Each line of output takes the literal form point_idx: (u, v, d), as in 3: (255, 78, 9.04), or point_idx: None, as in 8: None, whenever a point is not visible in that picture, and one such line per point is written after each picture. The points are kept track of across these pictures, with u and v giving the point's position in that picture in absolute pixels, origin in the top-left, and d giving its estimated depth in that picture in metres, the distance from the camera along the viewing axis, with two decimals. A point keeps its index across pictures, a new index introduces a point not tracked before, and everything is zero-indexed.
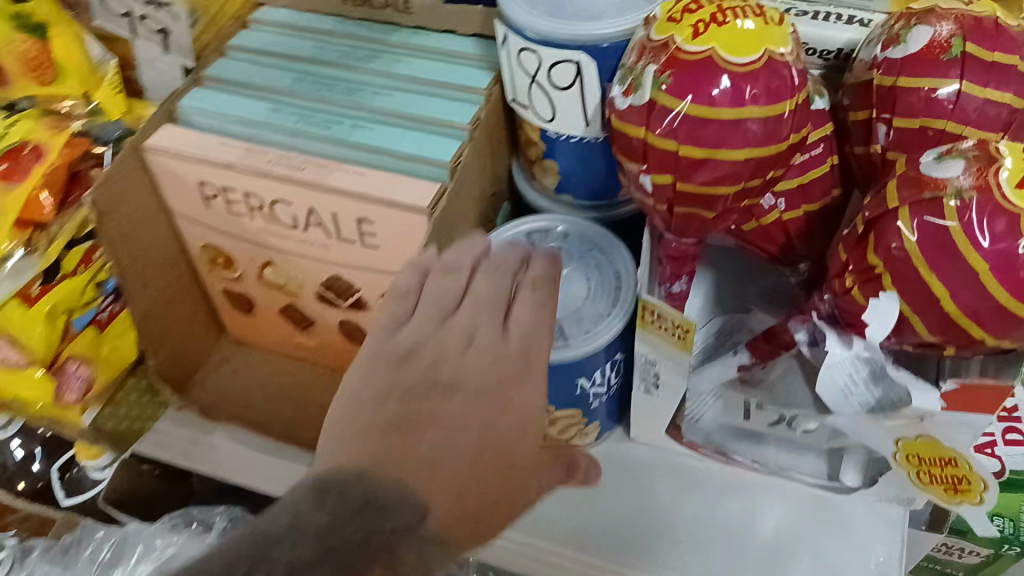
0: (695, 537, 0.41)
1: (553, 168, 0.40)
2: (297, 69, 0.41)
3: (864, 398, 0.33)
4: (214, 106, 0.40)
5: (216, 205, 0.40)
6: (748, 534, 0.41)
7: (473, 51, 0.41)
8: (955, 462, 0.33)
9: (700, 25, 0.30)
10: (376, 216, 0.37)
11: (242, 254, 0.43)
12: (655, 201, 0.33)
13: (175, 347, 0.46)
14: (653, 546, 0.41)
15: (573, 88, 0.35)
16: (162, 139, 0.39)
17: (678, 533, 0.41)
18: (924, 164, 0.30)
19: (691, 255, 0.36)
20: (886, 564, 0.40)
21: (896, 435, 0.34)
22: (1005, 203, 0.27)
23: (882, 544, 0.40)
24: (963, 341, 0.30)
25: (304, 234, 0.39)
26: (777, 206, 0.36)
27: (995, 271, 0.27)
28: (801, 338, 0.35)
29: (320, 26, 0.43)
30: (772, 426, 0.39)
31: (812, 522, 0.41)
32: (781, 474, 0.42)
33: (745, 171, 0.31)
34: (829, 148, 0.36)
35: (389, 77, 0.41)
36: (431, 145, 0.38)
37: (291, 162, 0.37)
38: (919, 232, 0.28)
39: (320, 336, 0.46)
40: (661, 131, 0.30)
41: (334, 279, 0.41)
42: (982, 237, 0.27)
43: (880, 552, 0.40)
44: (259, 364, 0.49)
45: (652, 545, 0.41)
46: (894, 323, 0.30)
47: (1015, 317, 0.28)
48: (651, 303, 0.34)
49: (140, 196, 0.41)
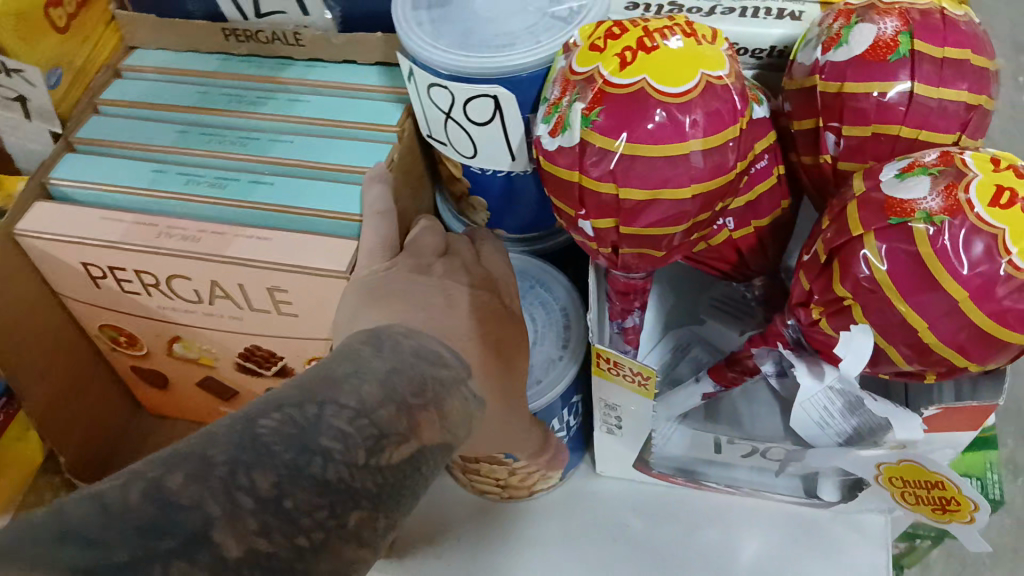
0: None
1: (481, 204, 0.38)
2: (185, 123, 0.38)
3: (842, 428, 0.30)
4: (90, 173, 0.36)
5: (107, 284, 0.36)
6: (728, 566, 0.39)
7: (377, 82, 0.38)
8: (945, 486, 0.30)
9: (627, 53, 0.27)
10: (288, 284, 0.33)
11: (144, 331, 0.38)
12: (598, 244, 0.30)
13: (87, 436, 0.42)
14: None
15: (493, 122, 0.32)
16: (36, 218, 0.35)
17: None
18: (883, 182, 0.27)
19: (642, 289, 0.33)
20: None
21: (877, 461, 0.31)
22: (981, 224, 0.25)
23: (865, 557, 0.38)
24: (945, 369, 0.27)
25: (212, 307, 0.35)
26: (726, 226, 0.34)
27: (975, 299, 0.25)
28: (768, 370, 0.33)
29: (202, 66, 0.40)
30: (745, 458, 0.37)
31: (793, 543, 0.39)
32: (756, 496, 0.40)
33: (693, 209, 0.28)
34: (774, 158, 0.34)
35: (287, 123, 0.37)
36: (340, 194, 0.34)
37: (186, 232, 0.34)
38: (888, 261, 0.26)
39: (248, 406, 0.42)
40: (596, 174, 0.27)
41: (252, 349, 0.37)
42: (958, 263, 0.25)
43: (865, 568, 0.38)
44: (184, 440, 0.45)
45: None
46: (869, 356, 0.28)
47: (1000, 342, 0.25)
48: (606, 351, 0.31)
49: (22, 285, 0.36)
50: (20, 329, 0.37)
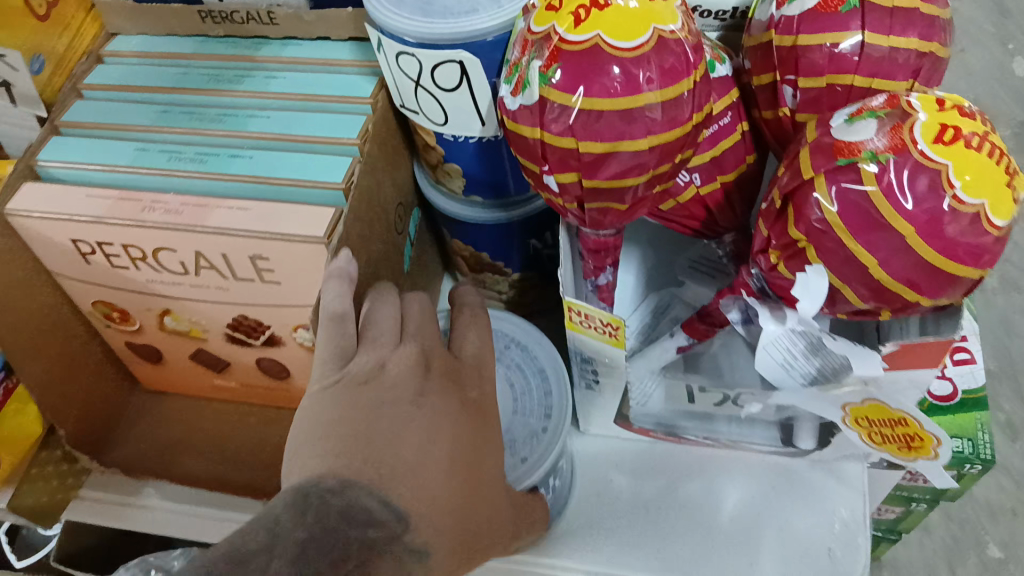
0: (659, 526, 0.39)
1: (456, 171, 0.39)
2: (165, 103, 0.40)
3: (805, 371, 0.31)
4: (73, 154, 0.37)
5: (96, 260, 0.37)
6: (710, 512, 0.40)
7: (350, 56, 0.40)
8: (906, 423, 0.31)
9: (581, 10, 0.28)
10: (270, 251, 0.34)
11: (135, 306, 0.40)
12: (564, 199, 0.31)
13: (86, 412, 0.44)
14: (620, 540, 0.39)
15: (460, 88, 0.33)
16: (26, 197, 0.36)
17: (641, 525, 0.40)
18: (833, 128, 0.28)
19: (613, 246, 0.34)
20: (850, 521, 0.38)
21: (842, 401, 0.32)
22: (925, 159, 0.26)
23: (842, 502, 0.39)
24: (899, 306, 0.28)
25: (198, 278, 0.37)
26: (693, 182, 0.35)
27: (921, 235, 0.25)
28: (734, 318, 0.33)
29: (181, 48, 0.42)
30: (718, 407, 0.38)
31: (771, 490, 0.40)
32: (736, 447, 0.40)
33: (650, 161, 0.29)
34: (736, 116, 0.35)
35: (264, 98, 0.39)
36: (318, 166, 0.36)
37: (169, 206, 0.35)
38: (837, 202, 0.27)
39: (240, 378, 0.43)
40: (555, 129, 0.28)
41: (240, 320, 0.39)
42: (904, 200, 0.25)
43: (841, 510, 0.38)
44: (180, 416, 0.46)
45: (617, 539, 0.39)
46: (824, 297, 0.28)
47: (950, 278, 0.26)
48: (576, 305, 0.32)
49: (12, 266, 0.37)
50: (14, 306, 0.38)
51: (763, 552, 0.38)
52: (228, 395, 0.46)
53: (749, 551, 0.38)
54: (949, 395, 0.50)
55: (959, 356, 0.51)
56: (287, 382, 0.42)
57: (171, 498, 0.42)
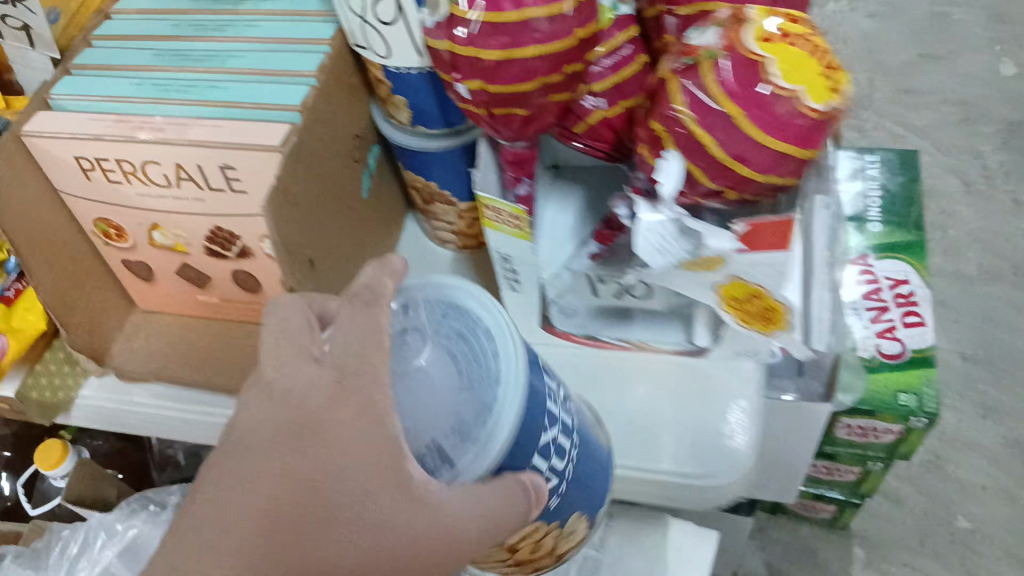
0: None
1: (402, 103, 0.45)
2: (159, 47, 0.46)
3: (678, 253, 0.36)
4: (80, 89, 0.44)
5: (95, 176, 0.44)
6: (619, 406, 0.46)
7: (317, 9, 0.46)
8: (763, 297, 0.37)
9: None
10: (237, 162, 0.40)
11: (129, 222, 0.46)
12: (475, 106, 0.37)
13: (86, 322, 0.50)
14: None
15: (396, 23, 0.39)
16: (39, 122, 0.43)
17: None
18: (691, 35, 0.34)
19: (528, 158, 0.40)
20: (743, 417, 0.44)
21: (711, 280, 0.37)
22: (751, 54, 0.31)
23: (736, 396, 0.45)
24: (744, 184, 0.33)
25: (179, 190, 0.43)
26: (598, 106, 0.40)
27: (750, 113, 0.31)
28: (624, 213, 0.39)
29: (176, 5, 0.48)
30: (618, 299, 0.43)
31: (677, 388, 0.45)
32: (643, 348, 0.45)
33: (540, 68, 0.34)
34: (637, 49, 0.40)
35: (241, 43, 0.45)
36: (280, 93, 0.42)
37: (156, 125, 0.41)
38: (686, 95, 0.32)
39: (219, 293, 0.49)
40: (461, 41, 0.34)
41: (216, 231, 0.45)
42: (733, 87, 0.31)
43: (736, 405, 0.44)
44: (168, 331, 0.53)
45: None
46: (683, 179, 0.34)
47: (778, 154, 0.31)
48: (485, 199, 0.38)
49: (24, 182, 0.44)
50: (28, 217, 0.44)
51: (665, 447, 0.44)
52: (210, 312, 0.52)
53: (650, 440, 0.45)
54: (897, 353, 0.64)
55: (909, 321, 0.66)
56: (259, 295, 0.48)
57: (159, 398, 0.52)
